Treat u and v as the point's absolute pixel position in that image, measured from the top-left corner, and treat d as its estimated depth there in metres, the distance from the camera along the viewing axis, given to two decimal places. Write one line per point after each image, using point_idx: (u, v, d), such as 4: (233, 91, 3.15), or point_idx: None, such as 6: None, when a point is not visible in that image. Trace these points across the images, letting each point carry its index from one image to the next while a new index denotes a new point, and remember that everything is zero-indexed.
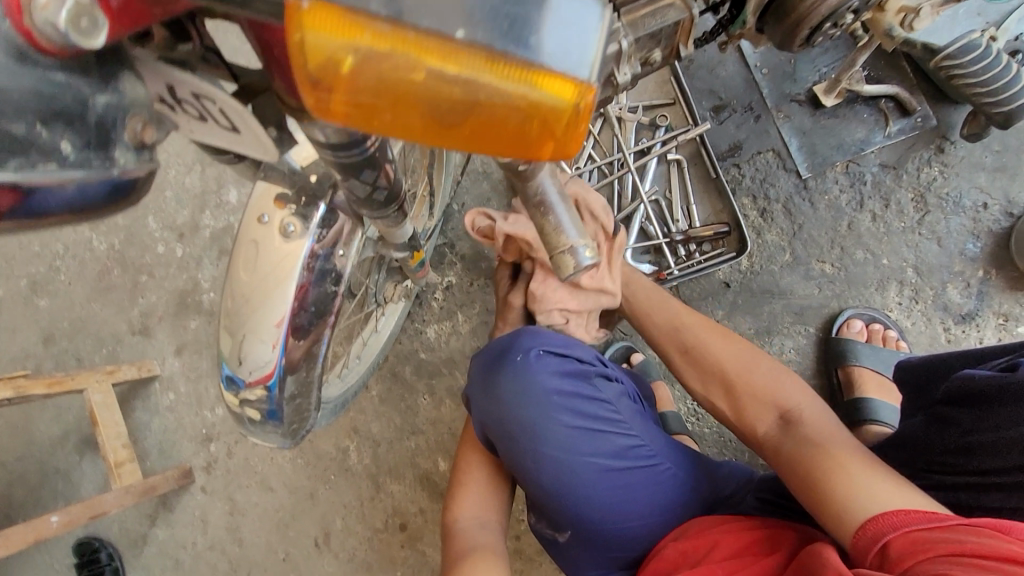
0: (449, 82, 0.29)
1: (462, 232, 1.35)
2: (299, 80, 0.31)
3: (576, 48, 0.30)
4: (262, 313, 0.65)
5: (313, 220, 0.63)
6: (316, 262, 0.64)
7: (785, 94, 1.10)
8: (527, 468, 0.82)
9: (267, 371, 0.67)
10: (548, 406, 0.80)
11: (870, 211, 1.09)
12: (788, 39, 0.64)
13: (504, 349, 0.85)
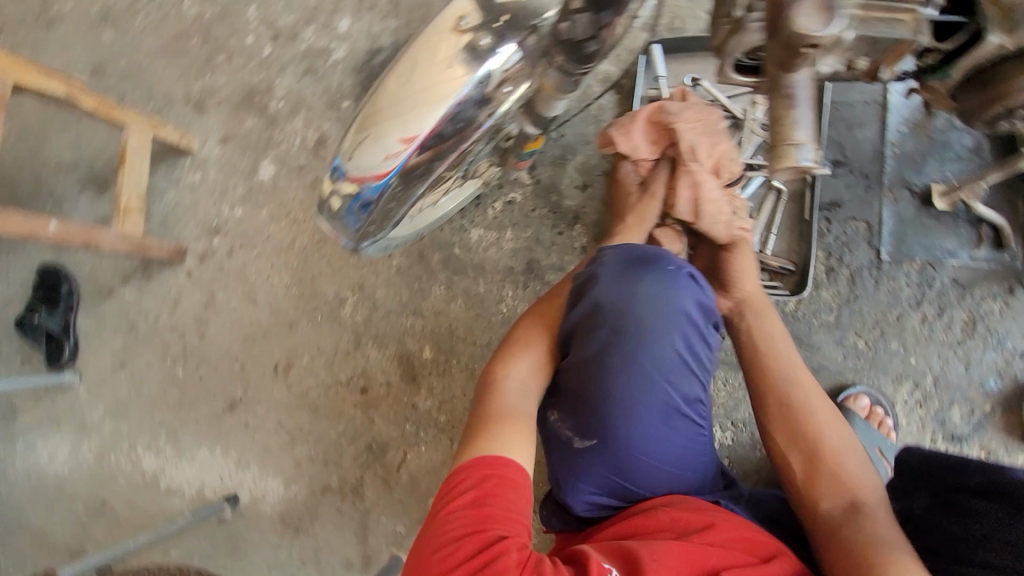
0: None
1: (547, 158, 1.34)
2: None
3: None
4: (394, 124, 0.72)
5: (489, 57, 0.69)
6: (465, 100, 0.71)
7: (904, 179, 1.11)
8: (614, 367, 0.79)
9: (368, 176, 0.75)
10: (673, 321, 0.80)
11: (922, 313, 1.09)
12: (981, 109, 0.73)
13: (655, 254, 0.84)
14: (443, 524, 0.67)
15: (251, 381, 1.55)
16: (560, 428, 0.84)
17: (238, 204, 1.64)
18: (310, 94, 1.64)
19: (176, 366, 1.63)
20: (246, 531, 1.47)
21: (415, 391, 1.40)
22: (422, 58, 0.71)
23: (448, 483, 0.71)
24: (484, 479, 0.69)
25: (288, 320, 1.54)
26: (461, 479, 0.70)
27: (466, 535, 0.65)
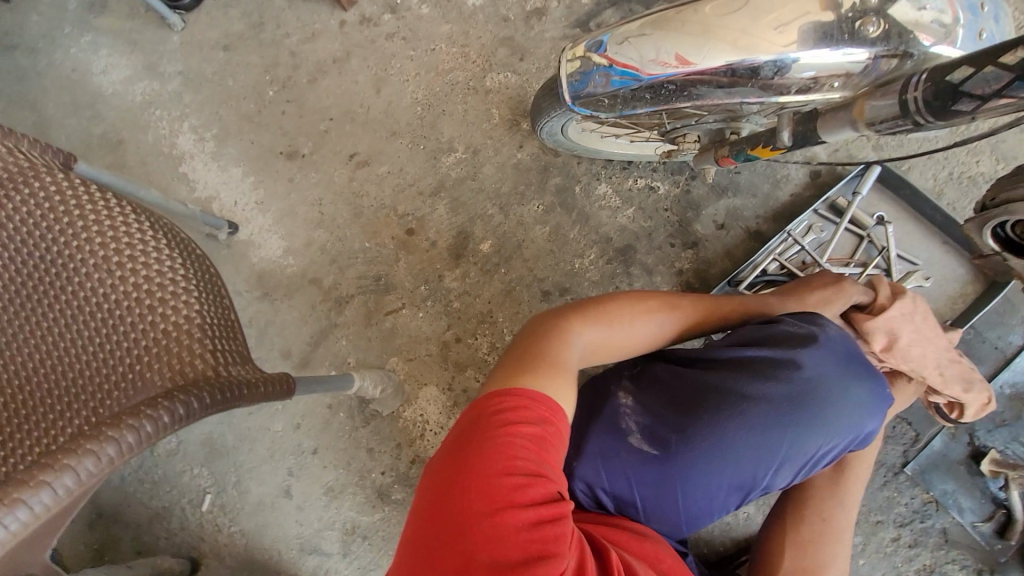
0: None
1: (709, 179, 1.33)
2: None
3: None
4: (687, 41, 0.73)
5: (827, 44, 0.67)
6: (769, 67, 0.71)
7: (972, 425, 1.12)
8: (777, 423, 0.81)
9: (627, 64, 0.78)
10: (841, 432, 0.84)
11: (898, 533, 1.10)
12: None
13: (875, 376, 0.86)
14: (500, 449, 0.60)
15: (321, 148, 1.50)
16: (640, 418, 0.83)
17: (428, 3, 1.57)
18: None
19: (270, 85, 1.57)
20: (223, 261, 1.44)
21: (451, 267, 1.37)
22: (762, 5, 0.70)
23: (507, 407, 0.65)
24: (544, 421, 0.65)
25: (393, 127, 1.49)
26: (524, 407, 0.65)
27: (530, 476, 0.59)
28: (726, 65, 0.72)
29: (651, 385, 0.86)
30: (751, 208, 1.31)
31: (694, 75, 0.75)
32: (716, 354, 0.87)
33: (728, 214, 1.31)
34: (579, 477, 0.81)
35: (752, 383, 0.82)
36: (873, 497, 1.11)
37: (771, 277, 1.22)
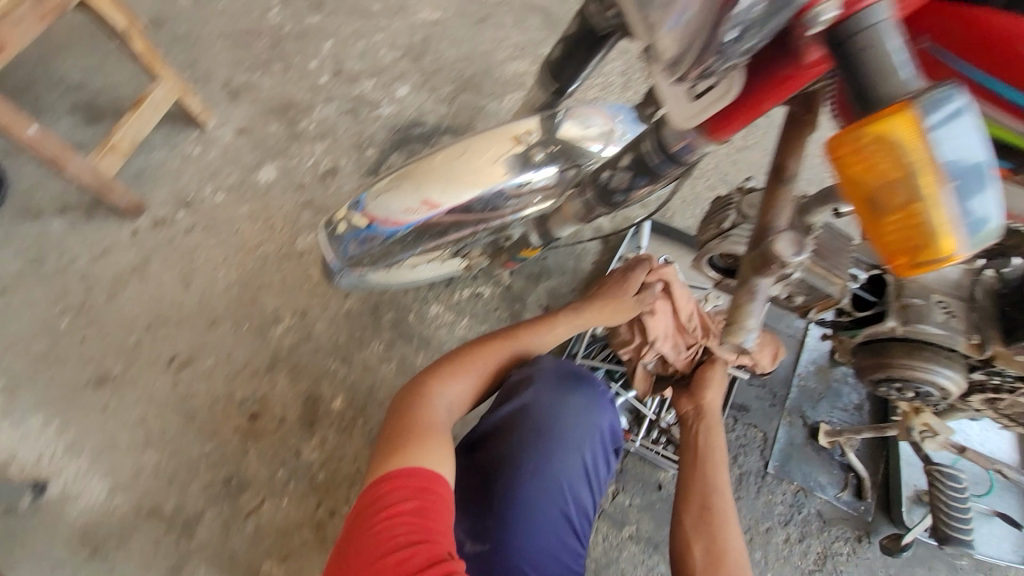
0: (902, 162, 0.32)
1: (523, 272, 1.46)
2: (843, 139, 0.34)
3: (968, 154, 0.31)
4: (422, 188, 0.83)
5: (526, 169, 0.80)
6: (491, 196, 0.82)
7: (801, 408, 1.28)
8: (530, 468, 0.90)
9: (382, 216, 0.86)
10: (586, 437, 0.94)
11: (787, 532, 1.19)
12: (866, 370, 0.87)
13: (582, 377, 0.99)
14: (378, 535, 0.66)
15: (135, 363, 1.39)
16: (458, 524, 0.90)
17: (222, 191, 1.62)
18: (343, 130, 1.71)
19: (61, 316, 1.45)
20: (32, 532, 1.22)
21: (307, 438, 1.31)
22: (472, 150, 0.82)
23: (381, 493, 0.71)
24: (423, 492, 0.70)
25: (211, 317, 1.44)
26: (394, 488, 0.71)
27: (411, 546, 0.64)
28: (457, 202, 0.82)
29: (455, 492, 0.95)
30: (567, 285, 1.45)
31: (441, 213, 0.84)
32: (474, 438, 0.98)
33: (549, 296, 1.44)
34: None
35: (495, 450, 0.93)
36: (755, 507, 1.21)
37: (601, 339, 1.33)
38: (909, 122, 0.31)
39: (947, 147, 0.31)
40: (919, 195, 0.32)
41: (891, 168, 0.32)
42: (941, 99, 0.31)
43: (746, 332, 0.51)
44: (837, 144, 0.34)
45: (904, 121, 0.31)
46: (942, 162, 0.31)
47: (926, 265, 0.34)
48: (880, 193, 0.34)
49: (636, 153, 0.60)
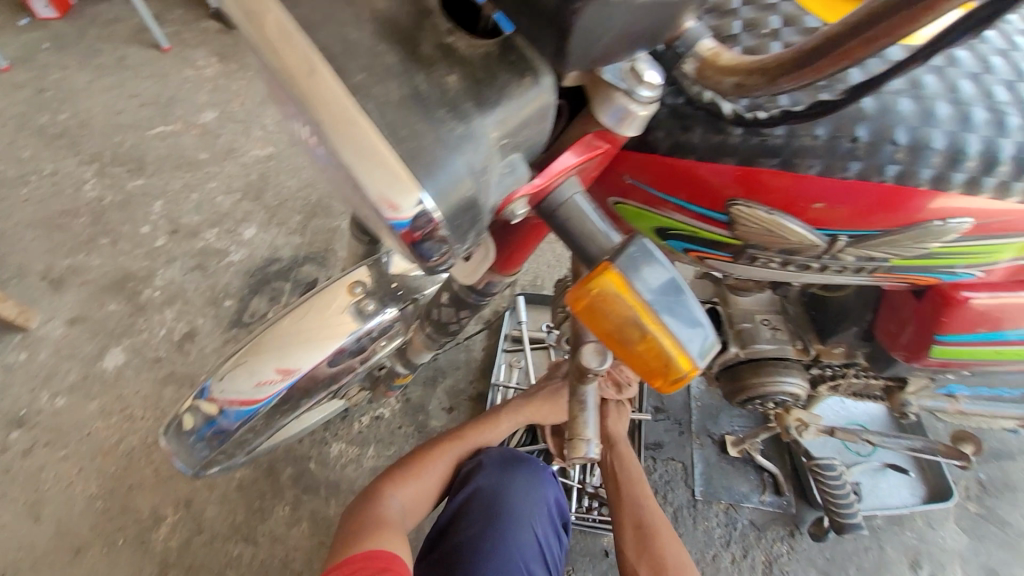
0: (618, 301, 0.36)
1: (418, 379, 1.44)
2: (576, 291, 0.38)
3: (666, 290, 0.37)
4: (272, 355, 0.71)
5: (376, 313, 0.73)
6: (347, 348, 0.72)
7: (706, 427, 1.36)
8: (486, 551, 0.88)
9: (234, 399, 0.72)
10: (537, 512, 0.94)
11: (731, 552, 1.23)
12: (732, 393, 0.94)
13: (527, 457, 1.00)
14: None
15: None
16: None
17: (62, 393, 1.44)
18: (192, 289, 1.61)
19: None
20: None
21: None
22: (319, 304, 0.73)
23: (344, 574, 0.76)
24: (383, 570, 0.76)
25: (74, 544, 1.24)
26: (360, 567, 0.76)
27: None
28: (315, 362, 0.71)
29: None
30: (463, 379, 1.45)
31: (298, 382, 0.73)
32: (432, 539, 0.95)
33: (450, 395, 1.43)
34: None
35: (454, 542, 0.91)
36: (697, 539, 1.24)
37: None
38: (611, 274, 0.36)
39: (650, 293, 0.36)
40: (647, 329, 0.37)
41: (615, 305, 0.37)
42: (633, 254, 0.36)
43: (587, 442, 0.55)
44: (573, 300, 0.38)
45: (608, 274, 0.36)
46: (646, 296, 0.36)
47: (676, 382, 0.39)
48: (620, 335, 0.38)
49: (451, 291, 0.64)
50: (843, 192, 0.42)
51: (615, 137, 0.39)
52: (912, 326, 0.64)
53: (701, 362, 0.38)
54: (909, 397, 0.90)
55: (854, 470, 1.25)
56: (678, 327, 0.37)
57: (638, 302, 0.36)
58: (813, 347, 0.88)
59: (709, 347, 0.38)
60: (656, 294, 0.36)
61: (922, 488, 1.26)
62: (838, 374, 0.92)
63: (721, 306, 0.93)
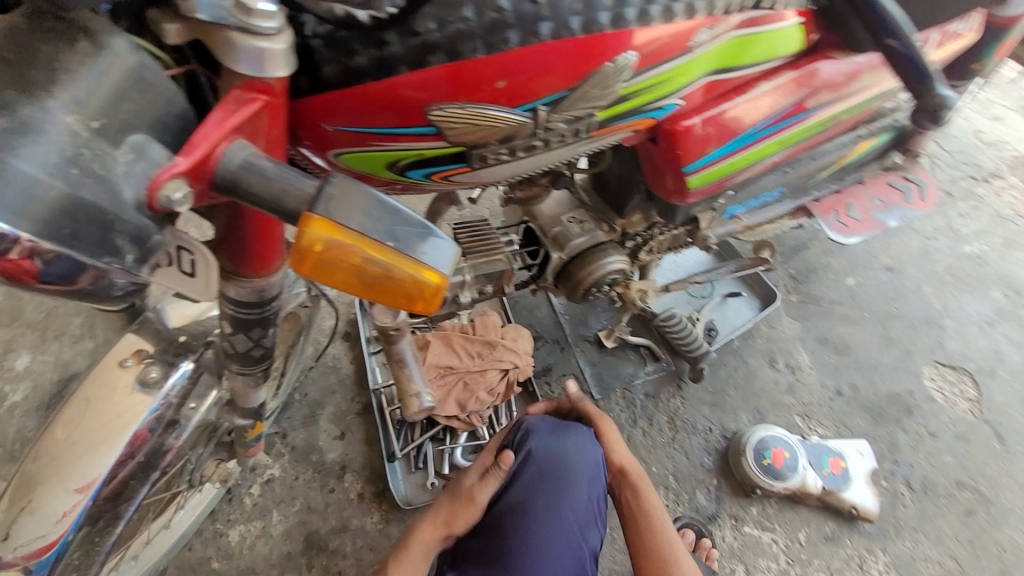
0: (341, 246, 0.34)
1: (296, 422, 1.33)
2: (297, 256, 0.35)
3: (383, 217, 0.35)
4: (61, 477, 0.59)
5: (171, 375, 0.64)
6: (149, 428, 0.62)
7: (580, 334, 1.45)
8: (544, 518, 0.85)
9: (38, 548, 0.59)
10: (588, 473, 0.90)
11: (641, 426, 1.34)
12: (572, 292, 0.98)
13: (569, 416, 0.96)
14: None
15: None
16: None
17: None
18: None
19: None
20: None
21: None
22: (94, 396, 0.61)
23: None
24: None
25: None
26: None
27: None
28: (118, 459, 0.61)
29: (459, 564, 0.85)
30: (344, 399, 1.36)
31: (105, 487, 0.62)
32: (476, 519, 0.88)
33: (337, 420, 1.34)
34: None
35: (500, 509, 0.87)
36: None
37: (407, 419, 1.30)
38: (315, 223, 0.34)
39: (364, 223, 0.34)
40: (391, 262, 0.36)
41: (340, 250, 0.35)
42: (326, 193, 0.34)
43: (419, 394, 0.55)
44: (296, 264, 0.35)
45: (313, 224, 0.34)
46: (362, 230, 0.34)
47: (440, 297, 0.38)
48: (367, 275, 0.36)
49: (229, 315, 0.56)
50: (515, 66, 0.45)
51: (268, 83, 0.35)
52: (665, 169, 0.71)
53: (449, 268, 0.38)
54: (706, 232, 1.02)
55: (707, 311, 1.41)
56: (413, 248, 0.36)
57: (356, 238, 0.34)
58: (617, 225, 0.95)
59: (451, 253, 0.38)
60: (367, 222, 0.35)
61: (756, 300, 1.47)
62: (648, 238, 1.01)
63: (531, 221, 0.97)
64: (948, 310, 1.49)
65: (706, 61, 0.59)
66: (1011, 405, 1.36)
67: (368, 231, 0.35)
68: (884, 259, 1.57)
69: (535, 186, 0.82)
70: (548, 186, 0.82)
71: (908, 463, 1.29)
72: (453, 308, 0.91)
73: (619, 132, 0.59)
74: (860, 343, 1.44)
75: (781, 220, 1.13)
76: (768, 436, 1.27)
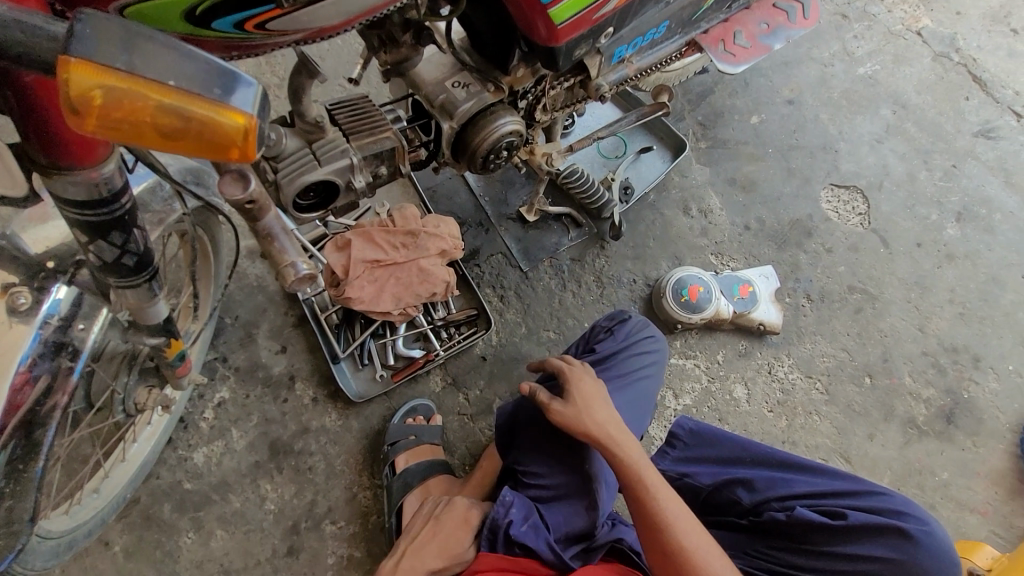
0: (123, 92, 0.37)
1: (235, 345, 1.34)
2: (82, 117, 0.38)
3: (160, 59, 0.38)
4: None
5: (47, 301, 0.63)
6: (38, 358, 0.62)
7: (502, 213, 1.48)
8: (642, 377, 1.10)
9: None
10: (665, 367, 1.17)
11: (570, 289, 1.42)
12: (472, 162, 0.97)
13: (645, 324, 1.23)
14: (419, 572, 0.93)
15: None
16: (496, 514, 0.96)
17: None
18: None
19: None
20: None
21: None
22: None
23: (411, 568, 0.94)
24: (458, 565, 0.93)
25: None
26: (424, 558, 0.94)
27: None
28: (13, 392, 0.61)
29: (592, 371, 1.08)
30: (278, 315, 1.37)
31: (8, 419, 0.62)
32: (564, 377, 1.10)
33: (277, 335, 1.36)
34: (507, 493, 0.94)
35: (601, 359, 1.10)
36: (542, 298, 1.42)
37: (344, 322, 1.33)
38: (80, 68, 0.36)
39: (128, 62, 0.37)
40: (183, 107, 0.39)
41: (121, 99, 0.37)
42: (81, 34, 0.37)
43: (289, 264, 0.65)
44: (81, 121, 0.38)
45: (80, 71, 0.36)
46: (137, 70, 0.37)
47: (249, 138, 0.41)
48: (160, 123, 0.39)
49: (79, 223, 0.57)
50: None
51: None
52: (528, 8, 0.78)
53: (250, 103, 0.41)
54: (597, 80, 1.01)
55: (622, 169, 1.45)
56: (201, 87, 0.39)
57: (130, 78, 0.37)
58: (502, 83, 0.92)
59: (247, 91, 0.41)
60: (136, 61, 0.37)
61: (667, 152, 1.52)
62: (540, 94, 0.99)
63: (416, 93, 0.94)
64: (842, 134, 1.58)
65: None
66: (896, 212, 1.50)
67: (139, 68, 0.37)
68: (785, 92, 1.61)
69: (402, 46, 0.80)
70: (416, 45, 0.80)
71: (808, 279, 1.43)
72: (351, 197, 0.89)
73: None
74: (765, 178, 1.52)
75: (674, 60, 1.11)
76: (685, 275, 1.37)
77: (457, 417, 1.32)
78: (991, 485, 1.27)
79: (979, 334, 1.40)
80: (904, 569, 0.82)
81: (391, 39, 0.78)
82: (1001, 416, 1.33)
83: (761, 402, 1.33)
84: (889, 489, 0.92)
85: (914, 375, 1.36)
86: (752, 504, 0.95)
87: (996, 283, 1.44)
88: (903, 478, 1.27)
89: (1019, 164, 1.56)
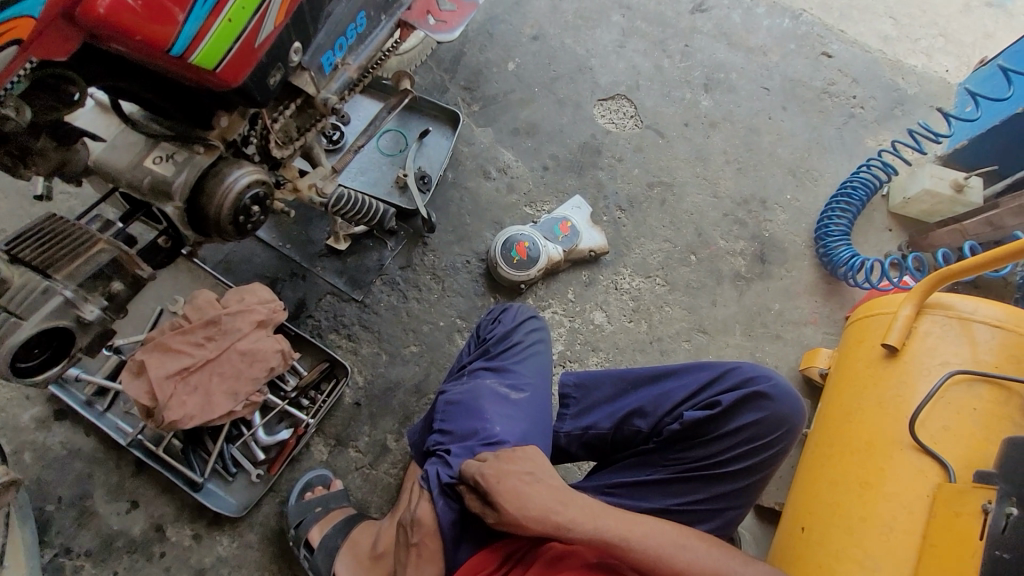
0: None
1: (73, 528, 1.14)
2: None
3: None
4: None
5: None
6: None
7: (312, 253, 1.38)
8: (539, 347, 1.12)
9: None
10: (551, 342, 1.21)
11: (412, 297, 1.38)
12: (219, 228, 0.85)
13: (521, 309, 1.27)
14: None
15: None
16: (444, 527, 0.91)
17: None
18: None
19: None
20: None
21: None
22: None
23: None
24: None
25: None
26: None
27: None
28: None
29: (489, 365, 1.08)
30: (109, 471, 1.18)
31: None
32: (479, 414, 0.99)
33: (117, 492, 1.17)
34: (435, 497, 0.92)
35: (507, 355, 1.09)
36: (389, 317, 1.36)
37: (190, 442, 1.17)
38: None
39: None
40: None
41: None
42: None
43: None
44: None
45: None
46: None
47: None
48: None
49: None
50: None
51: None
52: (186, 70, 0.71)
53: None
54: (320, 96, 0.92)
55: (409, 161, 1.41)
56: None
57: None
58: (213, 139, 0.83)
59: None
60: None
61: (445, 127, 1.50)
62: (264, 133, 0.91)
63: (118, 186, 0.82)
64: (590, 51, 1.67)
65: (212, 50, 0.71)
66: (659, 105, 1.64)
67: None
68: (528, 30, 1.66)
69: (46, 152, 0.74)
70: (62, 146, 0.76)
71: (614, 192, 1.53)
72: (93, 331, 0.76)
73: (4, 51, 0.59)
74: (542, 117, 1.57)
75: (396, 45, 1.07)
76: (509, 236, 1.39)
77: (357, 472, 1.25)
78: (809, 296, 1.49)
79: (757, 180, 1.60)
80: (772, 423, 0.96)
81: (26, 150, 0.72)
82: (797, 238, 1.55)
83: (619, 317, 1.42)
84: (737, 361, 1.01)
85: (725, 236, 1.53)
86: (651, 428, 1.01)
87: (753, 131, 1.65)
88: (749, 324, 1.45)
89: (734, 25, 1.76)
